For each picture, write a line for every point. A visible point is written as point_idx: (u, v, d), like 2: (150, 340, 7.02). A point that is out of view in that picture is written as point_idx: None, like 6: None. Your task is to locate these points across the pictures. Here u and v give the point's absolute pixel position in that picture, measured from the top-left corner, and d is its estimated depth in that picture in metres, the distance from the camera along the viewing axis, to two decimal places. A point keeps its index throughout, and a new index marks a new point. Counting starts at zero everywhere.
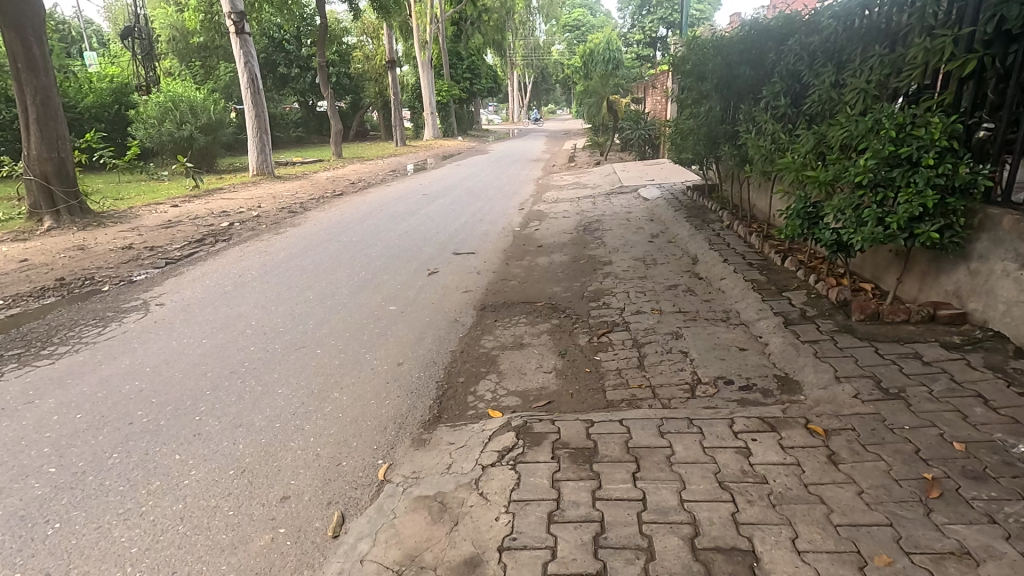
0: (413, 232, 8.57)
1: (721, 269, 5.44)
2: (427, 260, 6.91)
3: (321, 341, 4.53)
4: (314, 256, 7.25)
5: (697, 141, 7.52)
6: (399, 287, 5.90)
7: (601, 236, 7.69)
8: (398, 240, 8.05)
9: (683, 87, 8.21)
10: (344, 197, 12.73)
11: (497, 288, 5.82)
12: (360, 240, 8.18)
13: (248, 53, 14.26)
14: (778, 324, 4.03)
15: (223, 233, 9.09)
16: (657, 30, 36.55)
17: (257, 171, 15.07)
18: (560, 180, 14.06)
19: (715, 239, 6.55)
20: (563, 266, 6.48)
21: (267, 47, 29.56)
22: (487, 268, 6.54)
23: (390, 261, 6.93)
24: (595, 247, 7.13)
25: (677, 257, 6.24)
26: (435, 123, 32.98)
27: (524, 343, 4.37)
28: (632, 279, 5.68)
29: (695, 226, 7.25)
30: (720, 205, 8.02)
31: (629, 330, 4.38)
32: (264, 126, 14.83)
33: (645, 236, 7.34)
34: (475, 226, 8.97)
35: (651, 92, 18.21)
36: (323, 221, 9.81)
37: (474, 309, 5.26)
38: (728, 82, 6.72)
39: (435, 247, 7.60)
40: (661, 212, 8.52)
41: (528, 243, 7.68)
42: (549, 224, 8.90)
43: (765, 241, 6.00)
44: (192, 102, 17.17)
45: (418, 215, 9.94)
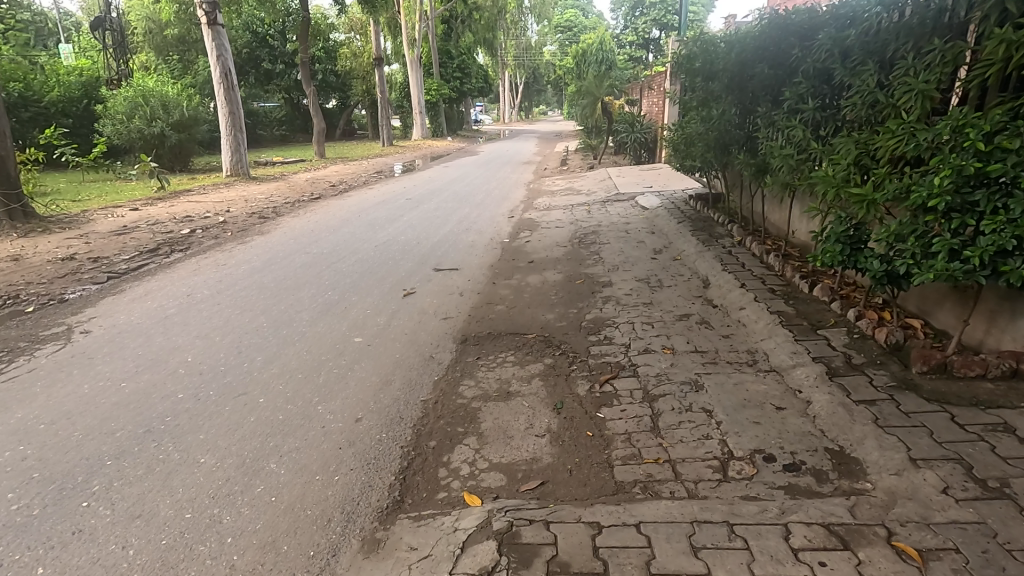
0: (391, 244, 7.78)
1: (740, 296, 4.73)
2: (404, 278, 6.15)
3: (265, 387, 3.74)
4: (276, 271, 6.44)
5: (705, 147, 6.83)
6: (368, 312, 5.12)
7: (598, 250, 6.97)
8: (374, 253, 7.25)
9: (688, 88, 7.53)
10: (322, 201, 11.90)
11: (481, 314, 5.08)
12: (332, 251, 7.38)
13: (221, 45, 13.39)
14: (819, 374, 3.32)
15: (182, 241, 8.24)
16: (650, 32, 35.95)
17: (231, 171, 14.21)
18: (553, 185, 13.32)
19: (727, 257, 5.85)
20: (557, 286, 5.74)
21: (250, 43, 28.57)
22: (472, 289, 5.79)
23: (362, 278, 6.15)
24: (592, 263, 6.41)
25: (685, 279, 5.54)
26: (424, 123, 32.14)
27: (511, 392, 3.62)
28: (636, 306, 4.96)
29: (703, 240, 6.55)
30: (729, 217, 7.32)
31: (637, 377, 3.65)
32: (239, 124, 13.97)
33: (646, 252, 6.63)
34: (460, 236, 8.22)
35: (647, 94, 17.54)
36: (294, 229, 8.99)
37: (454, 341, 4.51)
38: (741, 82, 6.05)
39: (415, 261, 6.83)
40: (663, 223, 7.82)
41: (517, 257, 6.94)
42: (541, 234, 8.17)
43: (785, 262, 5.31)
44: (165, 97, 16.24)
45: (399, 223, 9.16)
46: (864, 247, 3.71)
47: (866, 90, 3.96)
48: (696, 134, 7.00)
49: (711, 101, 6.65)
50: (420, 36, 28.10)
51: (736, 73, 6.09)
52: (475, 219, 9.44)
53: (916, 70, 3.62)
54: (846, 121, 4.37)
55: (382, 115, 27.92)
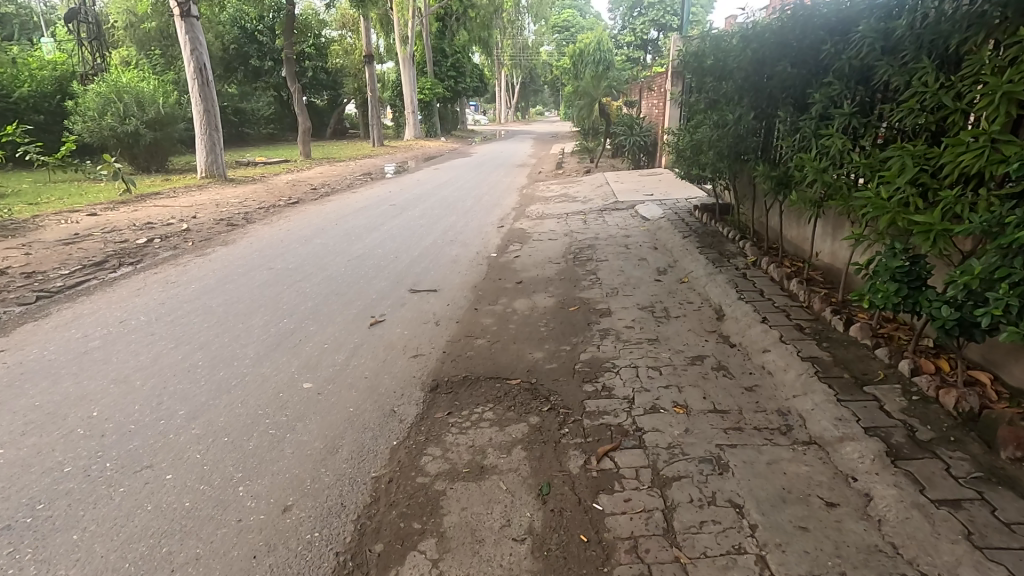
0: (366, 258, 7.02)
1: (762, 335, 4.01)
2: (374, 301, 5.41)
3: (176, 457, 2.99)
4: (230, 292, 5.67)
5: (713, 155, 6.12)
6: (325, 347, 4.37)
7: (595, 268, 6.25)
8: (345, 269, 6.50)
9: (699, 89, 6.81)
10: (300, 206, 11.13)
11: (459, 350, 4.35)
12: (298, 266, 6.61)
13: (196, 39, 12.58)
14: (879, 454, 2.59)
15: (135, 251, 7.45)
16: (648, 33, 35.28)
17: (206, 173, 13.43)
18: (548, 191, 12.57)
19: (742, 282, 5.12)
20: (548, 314, 5.00)
21: (238, 38, 27.74)
22: (451, 316, 5.04)
23: (326, 302, 5.39)
24: (589, 286, 5.67)
25: (695, 308, 4.81)
26: (417, 122, 31.33)
27: (486, 468, 2.88)
28: (639, 343, 4.23)
29: (712, 260, 5.82)
30: (740, 232, 6.61)
31: (643, 449, 2.92)
32: (215, 123, 13.18)
33: (649, 273, 5.91)
34: (443, 249, 7.49)
35: (648, 95, 16.79)
36: (264, 238, 8.23)
37: (423, 388, 3.77)
38: (761, 83, 5.34)
39: (389, 280, 6.07)
40: (666, 237, 7.11)
41: (505, 276, 6.20)
42: (532, 248, 7.43)
43: (811, 291, 4.59)
44: (139, 93, 15.41)
45: (379, 233, 8.41)
46: (926, 287, 2.99)
47: (925, 91, 3.23)
48: (706, 140, 6.28)
49: (724, 104, 5.94)
50: (412, 34, 27.32)
51: (753, 71, 5.38)
52: (462, 229, 8.69)
53: (995, 67, 2.89)
54: (895, 127, 3.65)
55: (373, 114, 27.09)
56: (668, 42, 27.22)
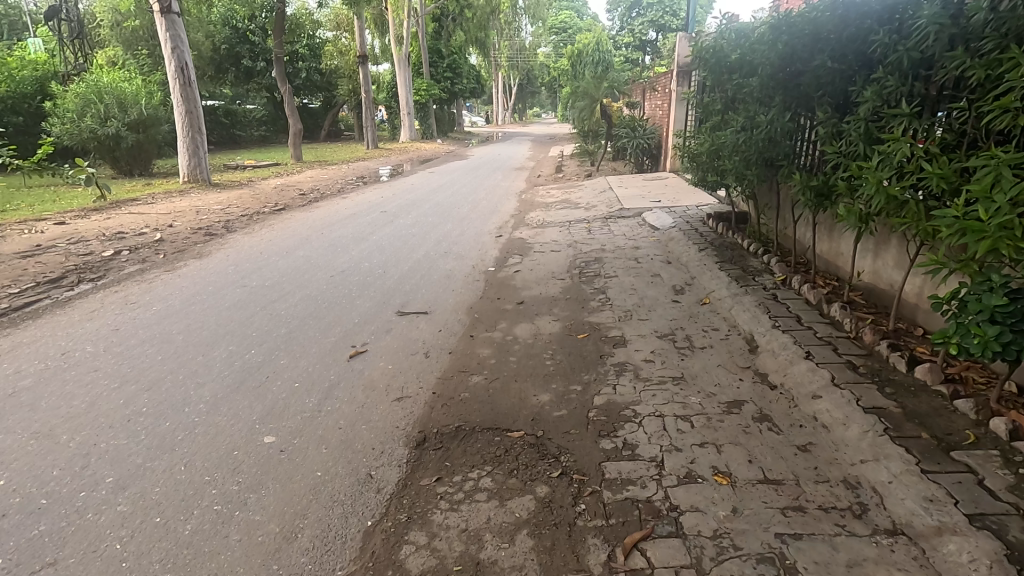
0: (351, 273, 6.39)
1: (808, 375, 3.40)
2: (357, 325, 4.80)
3: (90, 549, 2.35)
4: (194, 315, 5.04)
5: (734, 161, 5.54)
6: (295, 387, 3.74)
7: (604, 286, 5.65)
8: (327, 286, 5.88)
9: (719, 88, 6.23)
10: (285, 213, 10.48)
11: (452, 389, 3.74)
12: (275, 283, 5.99)
13: (177, 36, 11.94)
14: (998, 560, 1.98)
15: (98, 265, 6.81)
16: (647, 33, 34.72)
17: (188, 177, 12.76)
18: (548, 196, 11.96)
19: (774, 305, 4.54)
20: (555, 343, 4.38)
21: (230, 39, 27.13)
22: (443, 346, 4.42)
23: (301, 327, 4.77)
24: (598, 308, 5.07)
25: (723, 337, 4.22)
26: (413, 124, 30.72)
27: (483, 567, 2.25)
28: (662, 383, 3.61)
29: (736, 277, 5.24)
30: (762, 245, 6.02)
31: (682, 539, 2.31)
32: (199, 125, 12.53)
33: (665, 292, 5.30)
34: (436, 262, 6.88)
35: (650, 96, 16.22)
36: (243, 249, 7.59)
37: (409, 443, 3.15)
38: (796, 81, 4.76)
39: (375, 301, 5.44)
40: (680, 249, 6.53)
41: (503, 295, 5.57)
42: (534, 262, 6.82)
43: (857, 318, 4.00)
44: (121, 94, 14.75)
45: (367, 244, 7.78)
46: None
47: (1021, 86, 2.63)
48: (727, 144, 5.69)
49: (748, 104, 5.35)
50: (408, 34, 26.77)
51: (786, 68, 4.80)
52: (458, 240, 8.07)
53: None
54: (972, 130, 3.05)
55: (366, 116, 26.46)
56: (668, 42, 26.77)
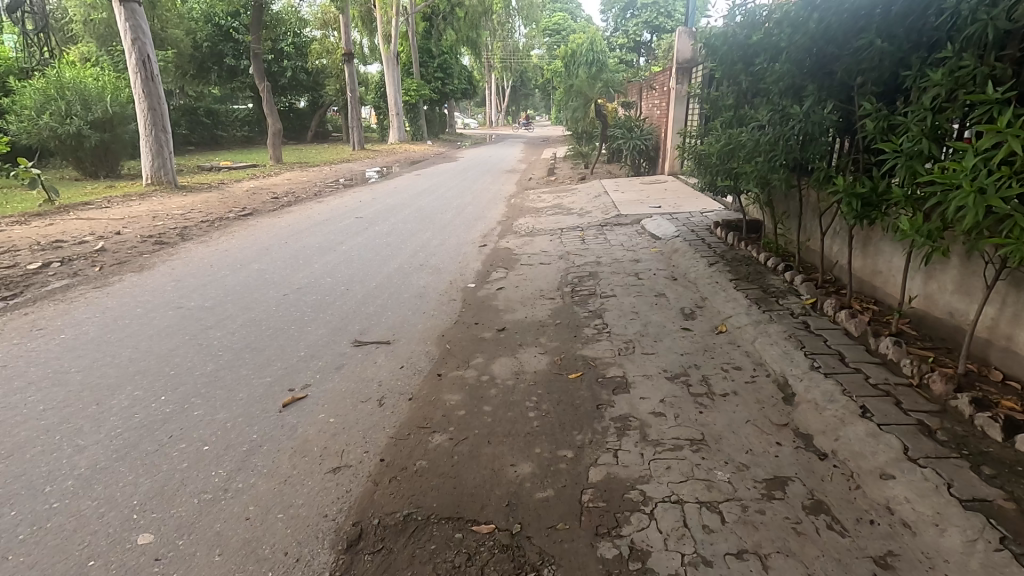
0: (308, 292, 5.54)
1: (870, 442, 2.59)
2: (299, 362, 3.94)
3: None
4: (105, 346, 4.16)
5: (751, 163, 4.76)
6: (202, 452, 2.89)
7: (600, 308, 4.83)
8: (277, 308, 5.03)
9: (733, 79, 5.44)
10: (252, 219, 9.61)
11: (406, 454, 2.89)
12: (216, 303, 5.13)
13: (138, 27, 11.04)
14: None
15: (18, 280, 5.90)
16: (642, 35, 33.97)
17: (151, 179, 11.85)
18: (538, 201, 11.14)
19: (806, 336, 3.74)
20: (540, 386, 3.54)
21: (212, 36, 26.17)
22: (402, 390, 3.57)
23: (232, 363, 3.92)
24: (593, 337, 4.25)
25: (748, 381, 3.40)
26: (402, 125, 29.89)
27: None
28: (677, 449, 2.78)
29: (756, 300, 4.46)
30: (782, 260, 5.23)
31: None
32: (163, 123, 11.64)
33: (672, 318, 4.49)
34: (408, 277, 6.05)
35: (647, 95, 15.45)
36: (191, 262, 6.71)
37: (336, 544, 2.30)
38: (829, 68, 3.99)
39: (329, 327, 4.60)
40: (686, 264, 5.74)
41: (482, 320, 4.73)
42: (520, 277, 5.99)
43: (914, 357, 3.21)
44: (84, 91, 13.83)
45: (334, 256, 6.93)
46: None
47: None
48: (743, 143, 4.90)
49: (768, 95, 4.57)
50: (396, 32, 25.99)
51: (815, 51, 4.00)
52: (436, 250, 7.22)
53: None
54: None
55: (352, 116, 25.58)
56: (663, 44, 26.06)
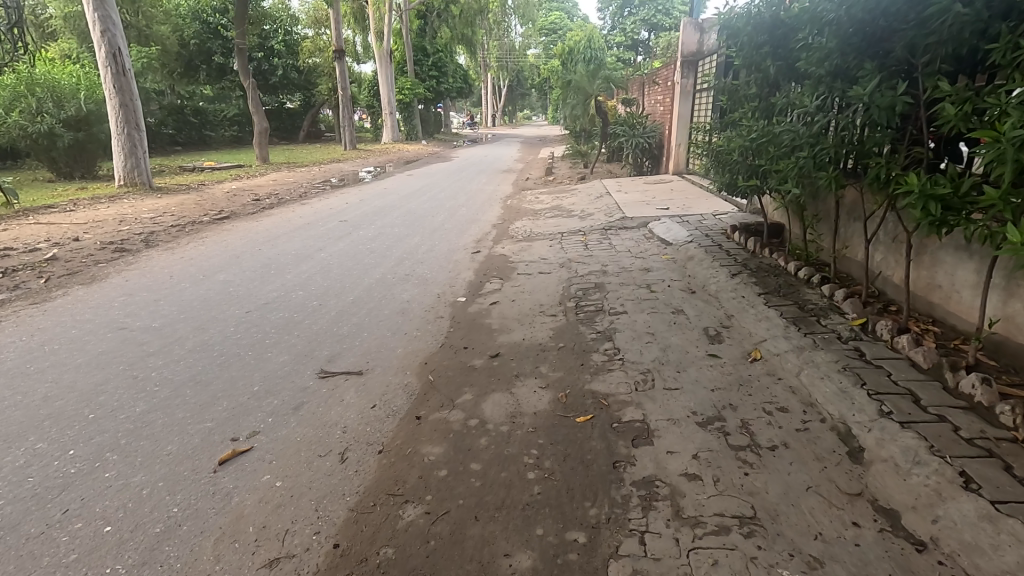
0: (274, 308, 4.85)
1: (986, 530, 1.93)
2: (250, 400, 3.26)
3: None
4: (19, 381, 3.47)
5: (788, 159, 4.09)
6: (101, 536, 2.21)
7: (610, 328, 4.17)
8: (236, 329, 4.34)
9: (762, 62, 4.75)
10: (227, 223, 8.93)
11: (369, 537, 2.21)
12: (165, 323, 4.43)
13: (108, 18, 10.33)
14: None
15: None
16: (639, 33, 33.29)
17: (124, 180, 11.15)
18: (536, 202, 10.48)
19: (865, 367, 3.07)
20: (541, 434, 2.87)
21: (200, 33, 25.44)
22: (371, 441, 2.90)
23: (167, 403, 3.23)
24: (604, 365, 3.57)
25: (801, 429, 2.73)
26: (396, 125, 29.19)
27: None
28: (723, 532, 2.12)
29: (794, 320, 3.80)
30: (816, 271, 4.58)
31: None
32: (137, 121, 10.94)
33: (695, 342, 3.82)
34: (391, 290, 5.38)
35: (649, 91, 14.79)
36: (150, 272, 6.01)
37: None
38: (887, 43, 3.30)
39: (293, 353, 3.93)
40: (705, 273, 5.08)
41: (472, 344, 4.06)
42: (517, 289, 5.31)
43: (1013, 402, 2.54)
44: (56, 88, 13.06)
45: (310, 264, 6.25)
46: None
47: None
48: (775, 136, 4.23)
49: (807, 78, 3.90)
50: (389, 29, 25.29)
51: (866, 26, 3.34)
52: (424, 258, 6.56)
53: None
54: None
55: (344, 115, 24.85)
56: (662, 41, 25.38)
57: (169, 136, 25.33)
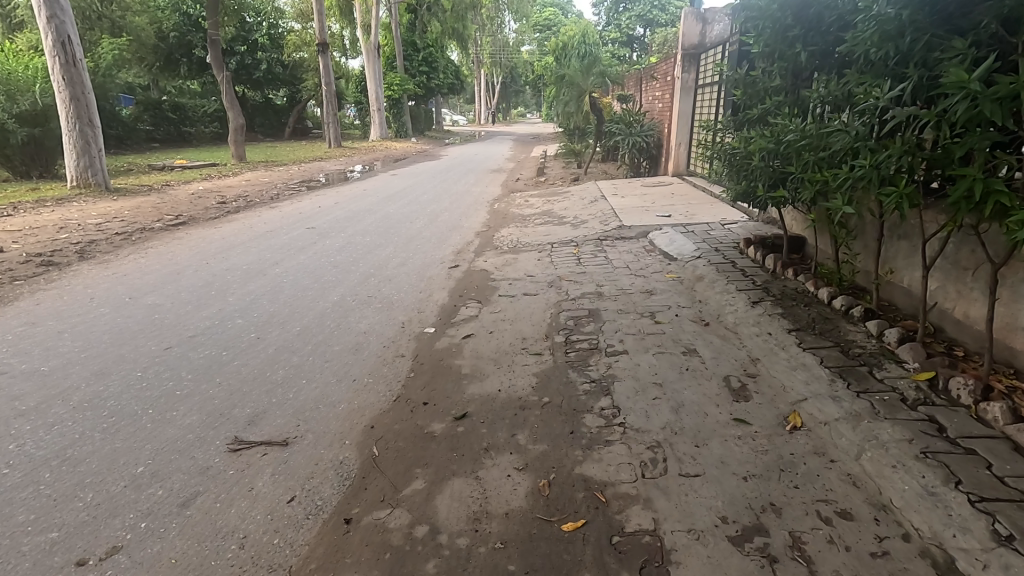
0: (201, 342, 4.01)
1: None
2: (125, 492, 2.43)
3: None
4: None
5: (831, 169, 3.25)
6: None
7: (607, 376, 3.35)
8: (142, 374, 3.50)
9: (791, 50, 4.02)
10: (182, 229, 8.07)
11: None
12: (56, 366, 3.59)
13: (56, 3, 9.41)
14: None
15: None
16: (635, 29, 32.48)
17: (76, 180, 10.23)
18: (526, 205, 9.68)
19: (953, 453, 2.28)
20: (512, 556, 2.05)
21: (180, 25, 24.50)
22: (274, 564, 2.07)
23: (9, 498, 2.40)
24: (600, 435, 2.76)
25: (880, 556, 1.92)
26: (384, 122, 28.27)
27: None
28: None
29: (841, 373, 2.99)
30: (856, 302, 3.78)
31: None
32: (90, 116, 10.04)
33: (714, 399, 3.01)
34: (346, 317, 4.55)
35: (647, 87, 14.01)
36: (69, 292, 5.14)
37: None
38: (970, 17, 2.47)
39: (205, 411, 3.09)
40: (719, 300, 4.28)
41: (434, 398, 3.23)
42: (496, 317, 4.48)
43: None
44: (10, 80, 12.07)
45: (259, 282, 5.41)
46: None
47: None
48: (815, 138, 3.40)
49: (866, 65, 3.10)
50: (376, 22, 24.39)
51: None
52: (393, 274, 5.74)
53: None
54: None
55: (329, 111, 23.86)
56: (658, 37, 24.59)
57: (146, 132, 24.29)
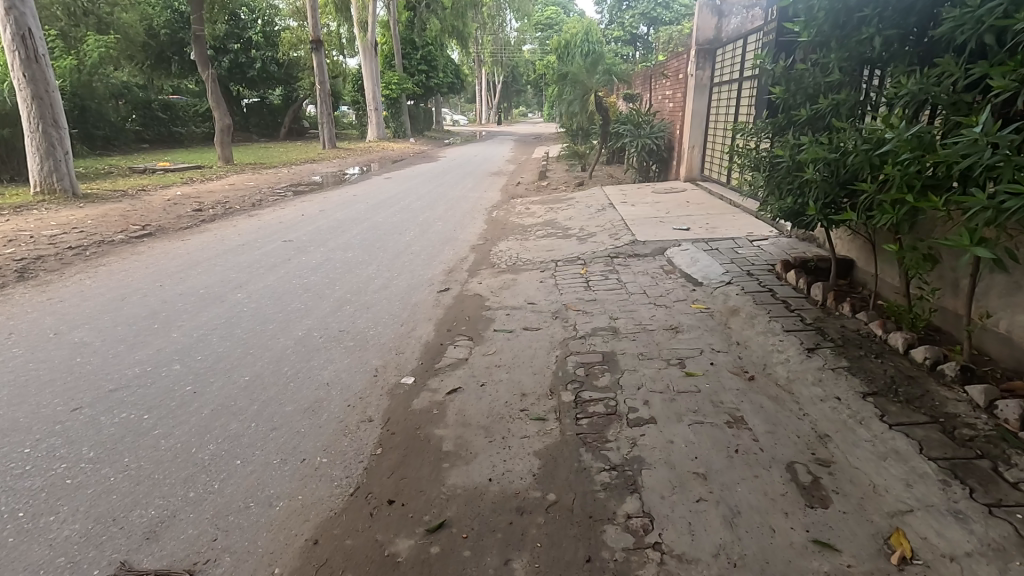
0: (120, 400, 3.21)
1: None
2: None
3: None
4: None
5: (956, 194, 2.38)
6: None
7: (631, 460, 2.56)
8: (29, 452, 2.71)
9: (859, 37, 3.24)
10: (146, 241, 7.28)
11: None
12: None
13: None
14: None
15: None
16: (638, 27, 31.66)
17: (40, 185, 9.43)
18: (527, 214, 8.89)
19: None
20: None
21: (172, 23, 23.78)
22: None
23: None
24: (627, 569, 1.97)
25: None
26: (381, 122, 27.49)
27: None
28: None
29: (959, 473, 2.19)
30: (945, 354, 2.98)
31: None
32: (55, 117, 9.26)
33: (780, 504, 2.22)
34: (309, 360, 3.76)
35: (655, 85, 13.21)
36: None
37: None
38: None
39: (92, 516, 2.29)
40: (764, 346, 3.48)
41: (404, 492, 2.45)
42: (490, 362, 3.69)
43: None
44: None
45: (214, 311, 4.62)
46: None
47: None
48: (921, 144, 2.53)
49: (999, 54, 2.31)
50: (373, 19, 23.62)
51: None
52: (372, 300, 4.95)
53: None
54: None
55: (323, 111, 23.07)
56: (663, 34, 23.76)
57: (134, 133, 23.45)
